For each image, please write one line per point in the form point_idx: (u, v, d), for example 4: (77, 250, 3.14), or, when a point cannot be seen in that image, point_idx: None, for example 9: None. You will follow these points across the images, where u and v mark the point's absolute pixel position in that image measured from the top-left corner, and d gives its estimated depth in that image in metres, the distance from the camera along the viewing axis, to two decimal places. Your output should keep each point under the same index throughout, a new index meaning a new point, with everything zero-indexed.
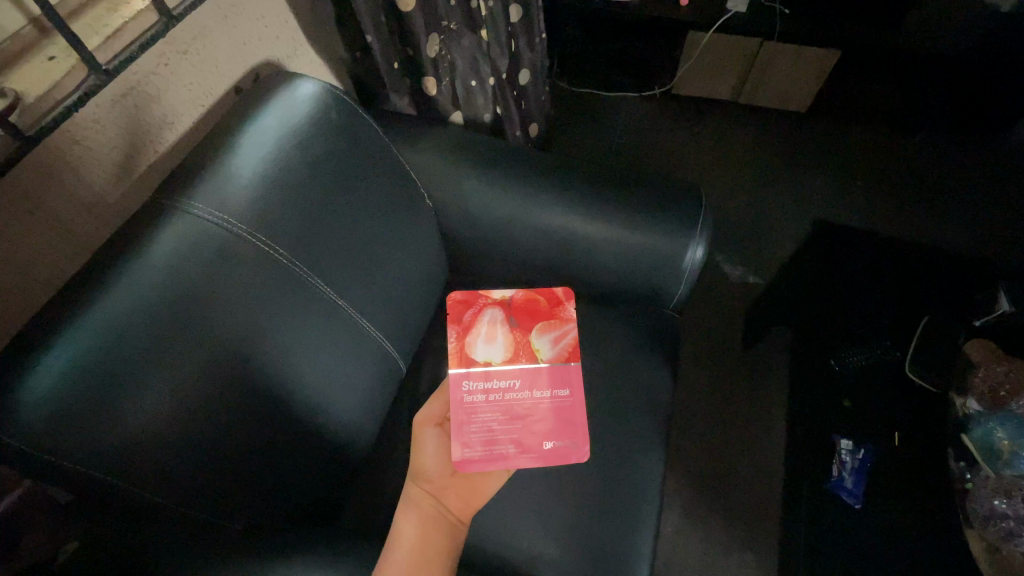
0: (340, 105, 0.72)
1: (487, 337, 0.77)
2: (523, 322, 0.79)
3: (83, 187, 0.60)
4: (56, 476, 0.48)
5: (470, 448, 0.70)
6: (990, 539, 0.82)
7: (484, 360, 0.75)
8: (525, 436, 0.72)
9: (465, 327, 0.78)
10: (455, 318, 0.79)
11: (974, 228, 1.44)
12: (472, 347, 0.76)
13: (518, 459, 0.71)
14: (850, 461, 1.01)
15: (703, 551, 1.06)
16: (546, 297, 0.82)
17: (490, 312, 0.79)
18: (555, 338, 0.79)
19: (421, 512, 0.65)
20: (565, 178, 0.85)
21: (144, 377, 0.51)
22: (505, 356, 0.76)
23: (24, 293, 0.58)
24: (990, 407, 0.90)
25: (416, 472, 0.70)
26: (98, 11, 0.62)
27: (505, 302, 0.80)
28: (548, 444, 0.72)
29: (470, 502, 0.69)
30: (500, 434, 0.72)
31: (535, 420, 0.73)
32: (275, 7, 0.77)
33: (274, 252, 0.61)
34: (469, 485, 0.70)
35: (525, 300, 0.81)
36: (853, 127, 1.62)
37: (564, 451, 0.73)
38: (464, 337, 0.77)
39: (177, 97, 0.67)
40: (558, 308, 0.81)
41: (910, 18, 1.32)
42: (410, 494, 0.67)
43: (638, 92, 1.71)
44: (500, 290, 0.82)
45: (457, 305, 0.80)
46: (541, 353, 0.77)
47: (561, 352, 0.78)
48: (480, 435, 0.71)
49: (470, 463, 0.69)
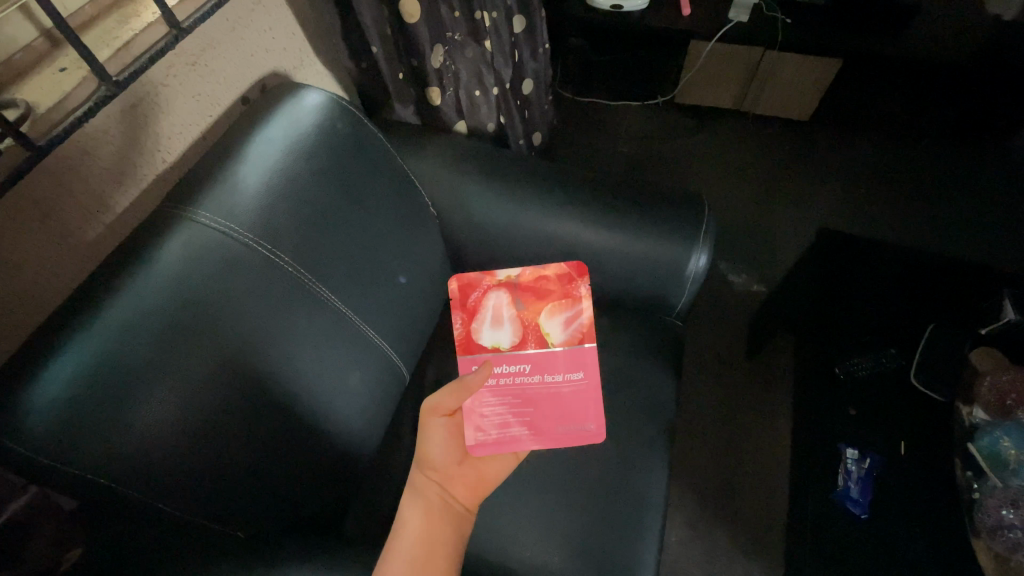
0: (343, 114, 0.72)
1: (493, 322, 0.79)
2: (531, 304, 0.79)
3: (93, 196, 0.60)
4: (57, 481, 0.47)
5: (483, 432, 0.73)
6: (998, 550, 0.82)
7: (492, 345, 0.78)
8: (538, 420, 0.75)
9: (470, 312, 0.80)
10: (460, 303, 0.80)
11: (980, 236, 1.44)
12: (479, 333, 0.79)
13: (530, 442, 0.74)
14: (855, 471, 0.97)
15: (706, 561, 1.05)
16: (555, 273, 0.81)
17: (495, 295, 0.80)
18: (566, 320, 0.79)
19: (426, 503, 0.63)
20: (567, 185, 0.86)
21: (150, 386, 0.51)
22: (513, 341, 0.78)
23: (33, 303, 0.58)
24: (997, 416, 0.90)
25: (421, 460, 0.68)
26: (109, 24, 0.63)
27: (510, 282, 0.80)
28: (561, 428, 0.75)
29: (477, 491, 0.68)
30: (513, 418, 0.75)
31: (546, 403, 0.76)
32: (282, 18, 0.78)
33: (280, 260, 0.62)
34: (475, 474, 0.70)
35: (532, 280, 0.80)
36: (853, 135, 1.63)
37: (577, 435, 0.75)
38: (471, 323, 0.79)
39: (185, 107, 0.68)
40: (568, 288, 0.80)
41: (910, 28, 1.33)
42: (415, 484, 0.65)
43: (639, 101, 1.73)
44: (505, 270, 0.81)
45: (458, 292, 0.80)
46: (551, 337, 0.78)
47: (573, 335, 0.78)
48: (493, 419, 0.74)
49: (482, 446, 0.72)
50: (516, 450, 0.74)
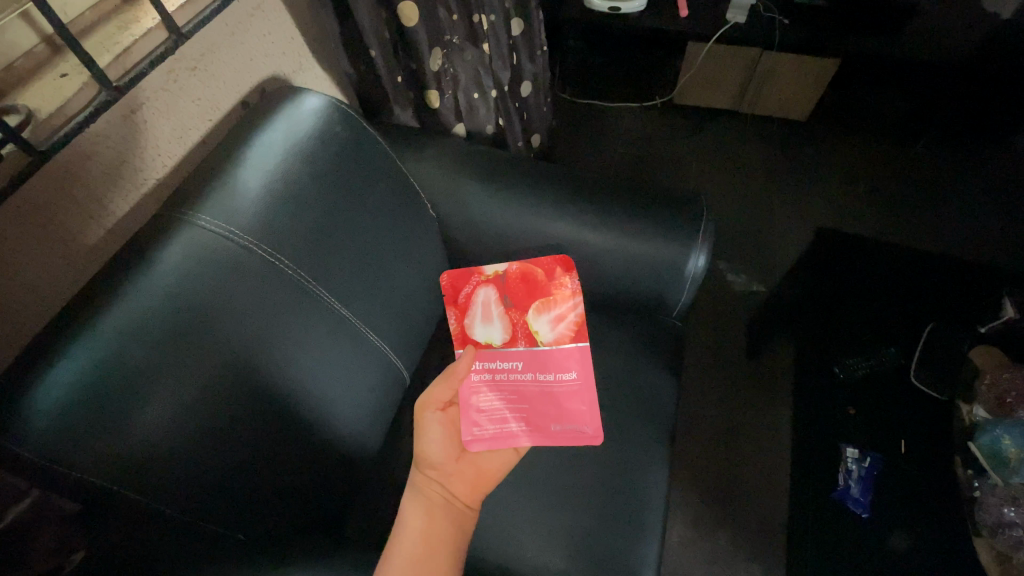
0: (343, 118, 0.73)
1: (484, 318, 0.83)
2: (519, 301, 0.82)
3: (94, 200, 0.61)
4: (59, 484, 0.48)
5: (480, 427, 0.73)
6: (1000, 548, 0.81)
7: (484, 340, 0.81)
8: (533, 417, 0.76)
9: (462, 308, 0.84)
10: (452, 299, 0.85)
11: (979, 235, 1.43)
12: (472, 328, 0.83)
13: (525, 439, 0.74)
14: (856, 470, 0.97)
15: (709, 561, 1.05)
16: (542, 268, 0.83)
17: (484, 291, 0.83)
18: (554, 319, 0.82)
19: (427, 501, 0.63)
20: (565, 187, 0.86)
21: (153, 389, 0.51)
22: (504, 337, 0.81)
23: (34, 307, 0.59)
24: (998, 414, 0.89)
25: (419, 459, 0.68)
26: (109, 29, 0.63)
27: (498, 278, 0.83)
28: (556, 426, 0.76)
29: (477, 488, 0.68)
30: (510, 414, 0.75)
31: (540, 402, 0.77)
32: (281, 24, 0.78)
33: (280, 263, 0.62)
34: (474, 470, 0.70)
35: (519, 275, 0.83)
36: (852, 135, 1.63)
37: (574, 434, 0.75)
38: (464, 319, 0.83)
39: (186, 111, 0.68)
40: (551, 286, 0.82)
41: (907, 27, 1.34)
42: (415, 483, 0.65)
43: (638, 102, 1.74)
44: (493, 265, 0.85)
45: (452, 286, 0.85)
46: (540, 335, 0.81)
47: (562, 334, 0.81)
48: (489, 415, 0.74)
49: (479, 442, 0.72)
50: (514, 447, 0.73)
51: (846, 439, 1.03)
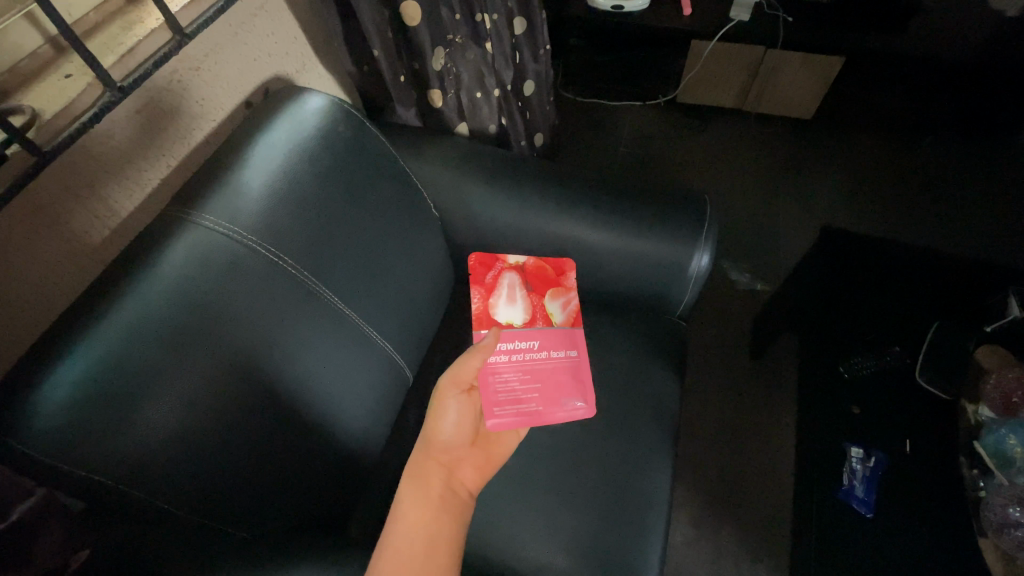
0: (346, 118, 0.73)
1: (508, 299, 0.81)
2: (538, 286, 0.83)
3: (98, 201, 0.61)
4: (64, 483, 0.48)
5: (500, 408, 0.74)
6: (1005, 548, 0.80)
7: (506, 321, 0.79)
8: (546, 394, 0.77)
9: (488, 288, 0.81)
10: (477, 279, 0.82)
11: (984, 233, 1.43)
12: (495, 308, 0.80)
13: (540, 416, 0.75)
14: (860, 470, 0.98)
15: (713, 559, 1.05)
16: (558, 262, 0.85)
17: (509, 275, 0.83)
18: (566, 303, 0.84)
19: (426, 496, 0.57)
20: (568, 186, 0.85)
21: (156, 389, 0.51)
22: (525, 319, 0.80)
23: (37, 308, 0.59)
24: (1002, 414, 0.89)
25: (428, 442, 0.64)
26: (113, 30, 0.63)
27: (520, 265, 0.84)
28: (567, 402, 0.78)
29: (483, 475, 0.67)
30: (524, 394, 0.76)
31: (553, 380, 0.79)
32: (285, 23, 0.78)
33: (283, 262, 0.62)
34: (483, 455, 0.69)
35: (540, 263, 0.84)
36: (856, 132, 1.63)
37: (580, 407, 0.78)
38: (488, 299, 0.81)
39: (189, 111, 0.68)
40: (564, 276, 0.85)
41: (912, 24, 1.33)
42: (416, 472, 0.60)
43: (642, 101, 1.74)
44: (514, 256, 0.86)
45: (478, 267, 0.83)
46: (555, 317, 0.82)
47: (571, 316, 0.84)
48: (506, 395, 0.75)
49: (498, 420, 0.73)
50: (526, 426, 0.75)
51: (850, 439, 1.03)
